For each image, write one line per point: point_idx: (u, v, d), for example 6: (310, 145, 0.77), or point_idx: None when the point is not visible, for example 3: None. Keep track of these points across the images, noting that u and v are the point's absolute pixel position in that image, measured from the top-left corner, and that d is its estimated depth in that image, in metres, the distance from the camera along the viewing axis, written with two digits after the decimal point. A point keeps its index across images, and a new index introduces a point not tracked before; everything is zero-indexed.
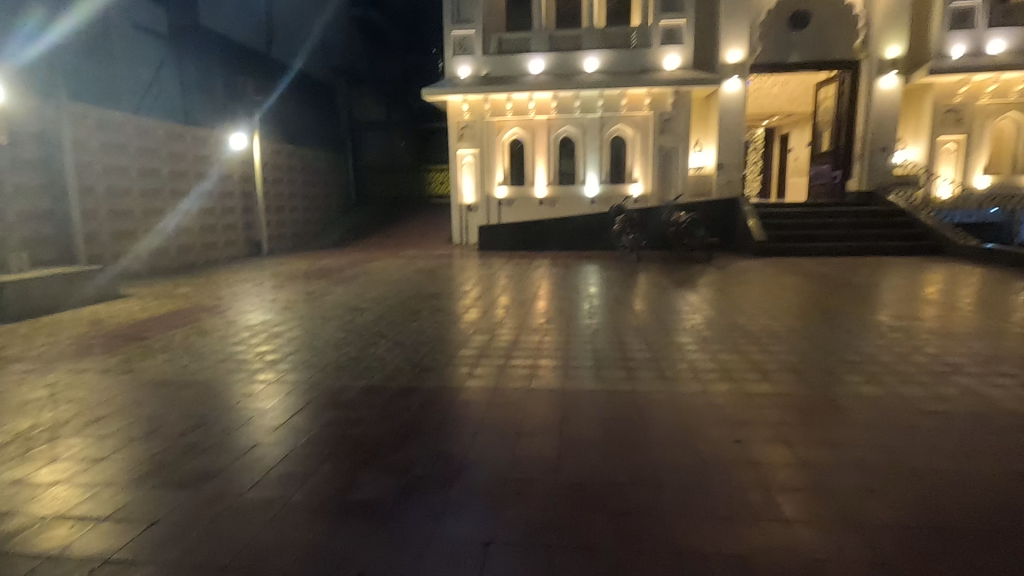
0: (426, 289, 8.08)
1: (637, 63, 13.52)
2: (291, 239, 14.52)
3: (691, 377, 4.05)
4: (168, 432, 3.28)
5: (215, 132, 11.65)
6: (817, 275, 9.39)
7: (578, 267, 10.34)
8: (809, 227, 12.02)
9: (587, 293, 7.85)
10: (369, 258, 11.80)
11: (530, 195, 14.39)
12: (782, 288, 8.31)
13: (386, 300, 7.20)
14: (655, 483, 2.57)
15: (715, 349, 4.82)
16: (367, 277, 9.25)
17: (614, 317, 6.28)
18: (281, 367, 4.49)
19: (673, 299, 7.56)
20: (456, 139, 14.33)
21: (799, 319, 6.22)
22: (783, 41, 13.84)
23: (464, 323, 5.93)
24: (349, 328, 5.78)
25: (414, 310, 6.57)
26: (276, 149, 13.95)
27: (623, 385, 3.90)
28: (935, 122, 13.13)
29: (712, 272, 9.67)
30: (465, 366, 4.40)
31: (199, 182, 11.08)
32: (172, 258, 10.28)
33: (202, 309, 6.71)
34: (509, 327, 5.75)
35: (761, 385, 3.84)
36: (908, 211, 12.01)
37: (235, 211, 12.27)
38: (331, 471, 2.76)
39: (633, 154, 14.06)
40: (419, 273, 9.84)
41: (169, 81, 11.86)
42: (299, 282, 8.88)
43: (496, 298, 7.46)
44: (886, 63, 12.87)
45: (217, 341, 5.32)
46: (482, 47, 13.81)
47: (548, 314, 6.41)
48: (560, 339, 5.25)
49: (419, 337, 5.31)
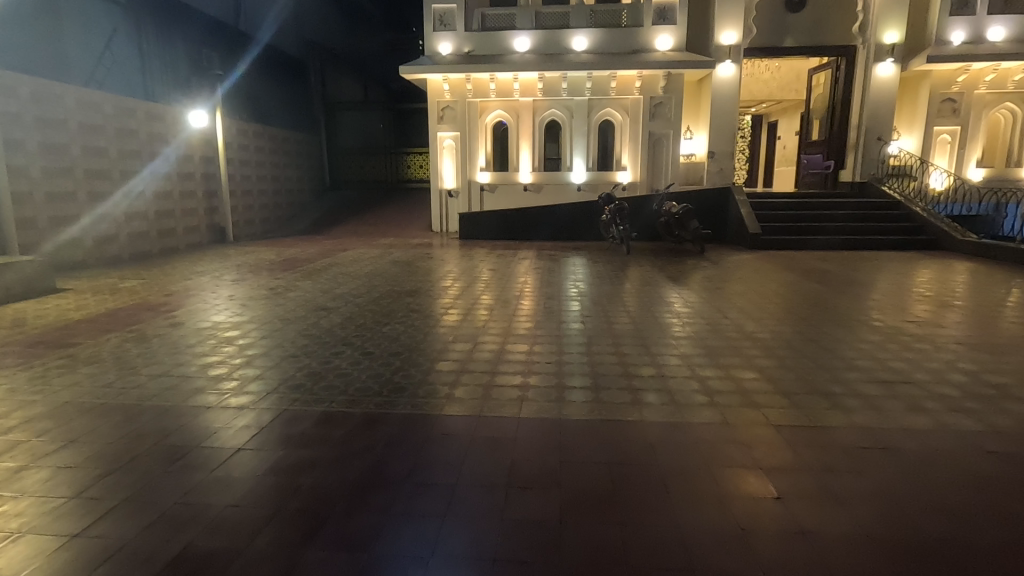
0: (402, 284, 7.42)
1: (628, 44, 12.85)
2: (259, 224, 13.65)
3: (705, 402, 3.48)
4: (65, 484, 2.59)
5: (172, 108, 10.69)
6: (814, 270, 8.95)
7: (565, 259, 9.80)
8: (803, 219, 11.61)
9: (576, 290, 7.29)
10: (341, 247, 11.07)
11: (514, 181, 13.68)
12: (781, 285, 7.84)
13: (357, 297, 6.54)
14: (684, 564, 2.04)
15: (728, 362, 4.26)
16: (339, 269, 8.56)
17: (609, 318, 5.72)
18: (227, 388, 3.81)
19: (669, 296, 7.04)
20: (436, 121, 13.58)
21: (809, 320, 5.73)
22: (781, 23, 13.19)
23: (443, 327, 5.30)
24: (312, 332, 5.12)
25: (388, 310, 5.92)
26: (243, 129, 13.01)
27: (627, 414, 3.31)
28: (932, 113, 12.79)
29: (705, 266, 9.20)
30: (442, 387, 3.76)
31: (153, 162, 10.16)
32: (123, 246, 9.43)
33: (146, 308, 5.96)
34: (495, 332, 5.14)
35: (789, 414, 3.29)
36: (903, 204, 11.65)
37: (196, 194, 11.36)
38: (270, 546, 2.15)
39: (622, 140, 13.48)
40: (396, 264, 9.17)
41: (124, 50, 10.84)
42: (263, 274, 8.15)
43: (478, 296, 6.86)
44: (884, 49, 12.51)
45: (156, 351, 4.60)
46: (464, 23, 13.01)
47: (536, 316, 5.80)
48: (551, 349, 4.64)
49: (390, 346, 4.66)
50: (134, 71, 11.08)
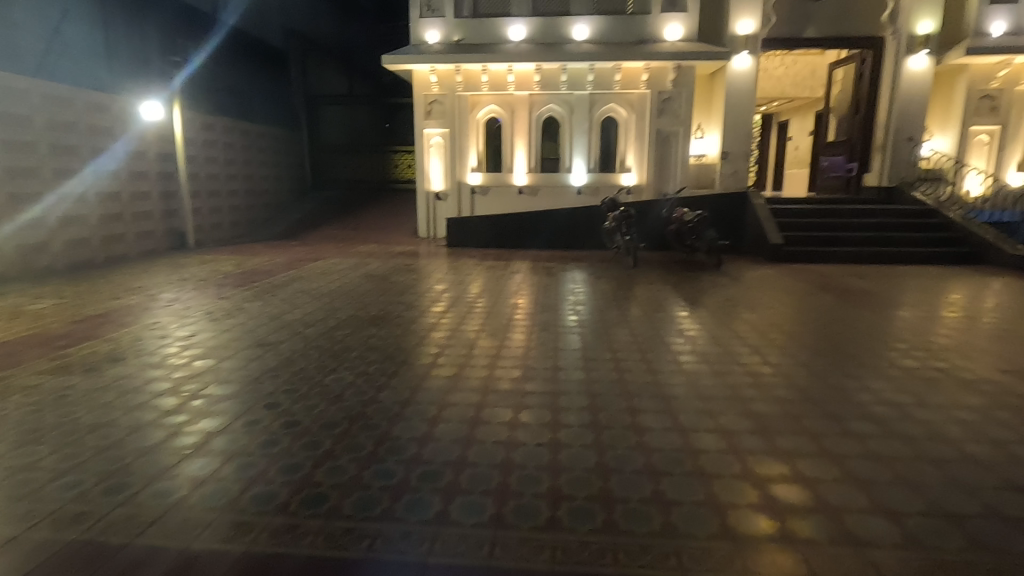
0: (368, 307, 6.21)
1: (634, 32, 11.68)
2: (227, 228, 12.45)
3: (775, 535, 2.26)
4: None
5: (121, 98, 9.53)
6: (848, 289, 7.78)
7: (562, 273, 8.65)
8: (827, 229, 10.41)
9: (577, 314, 6.12)
10: (312, 256, 9.91)
11: (508, 183, 12.51)
12: (817, 308, 6.67)
13: (308, 329, 5.31)
14: None
15: (789, 443, 3.03)
16: (299, 285, 7.35)
17: (618, 360, 4.47)
18: (67, 490, 2.59)
19: (687, 322, 5.85)
20: (423, 116, 12.39)
21: (871, 359, 4.50)
22: (802, 10, 11.95)
23: (403, 377, 4.04)
24: (233, 386, 3.91)
25: (342, 347, 4.73)
26: (208, 122, 11.79)
27: (660, 561, 2.11)
28: (969, 111, 11.61)
29: (724, 283, 8.04)
30: (380, 496, 2.53)
31: (97, 159, 8.96)
32: (57, 256, 8.24)
33: (38, 343, 4.76)
34: (471, 384, 3.91)
35: (912, 567, 2.08)
36: (939, 210, 10.45)
37: (150, 196, 10.16)
38: None
39: (626, 139, 12.29)
40: (368, 279, 7.96)
41: (82, 36, 9.39)
42: (209, 293, 6.96)
43: (460, 323, 5.67)
44: (916, 40, 11.27)
45: (7, 415, 3.38)
46: (454, 9, 11.82)
47: (526, 356, 4.55)
48: (544, 416, 3.40)
49: (327, 412, 3.44)
50: (97, 59, 9.62)
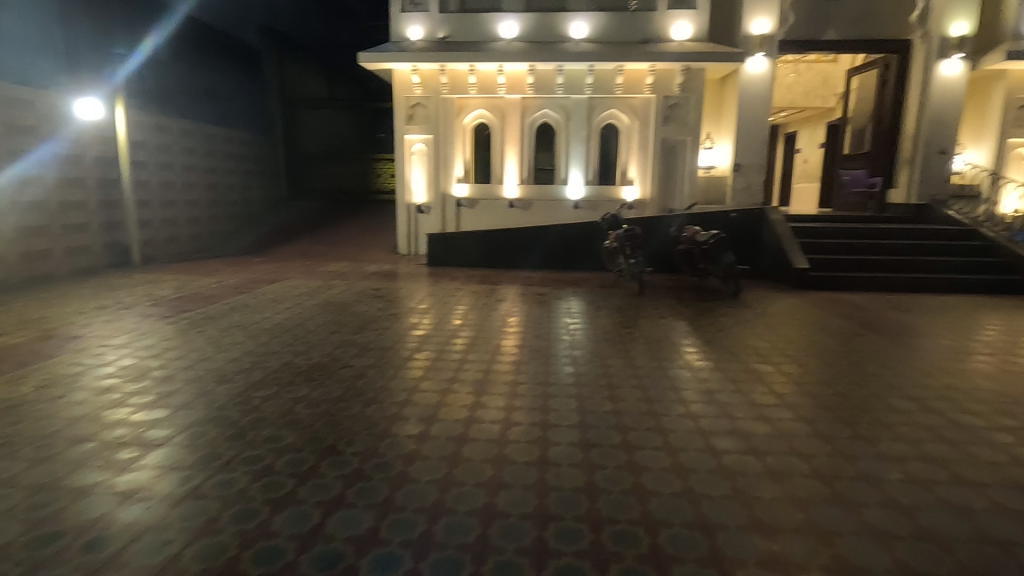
0: (311, 351, 4.94)
1: (637, 31, 10.57)
2: (184, 242, 11.18)
3: None
4: None
5: (51, 93, 8.27)
6: (890, 325, 6.58)
7: (556, 301, 7.42)
8: (854, 250, 9.25)
9: (573, 361, 4.87)
10: (270, 277, 8.67)
11: (498, 195, 11.34)
12: (867, 351, 5.46)
13: (220, 388, 4.03)
14: None
15: None
16: (239, 318, 6.10)
17: (631, 445, 3.21)
18: None
19: (709, 373, 4.61)
20: (404, 120, 11.20)
21: (976, 446, 3.26)
22: (821, 10, 10.87)
23: (322, 480, 2.76)
24: (65, 497, 2.63)
25: (254, 422, 3.45)
26: (162, 124, 10.58)
27: None
28: (1006, 120, 10.58)
29: (748, 316, 6.85)
30: None
31: (13, 163, 7.70)
32: None
33: None
34: (418, 493, 2.65)
35: None
36: (979, 231, 9.29)
37: (87, 206, 8.91)
38: None
39: (628, 149, 11.17)
40: (325, 309, 6.69)
41: (18, 24, 8.16)
42: (123, 327, 5.68)
43: (422, 374, 4.40)
44: (949, 42, 10.17)
45: None
46: (438, 3, 10.70)
47: (505, 437, 3.30)
48: (520, 572, 2.14)
49: (176, 562, 2.16)
50: (33, 50, 8.42)
